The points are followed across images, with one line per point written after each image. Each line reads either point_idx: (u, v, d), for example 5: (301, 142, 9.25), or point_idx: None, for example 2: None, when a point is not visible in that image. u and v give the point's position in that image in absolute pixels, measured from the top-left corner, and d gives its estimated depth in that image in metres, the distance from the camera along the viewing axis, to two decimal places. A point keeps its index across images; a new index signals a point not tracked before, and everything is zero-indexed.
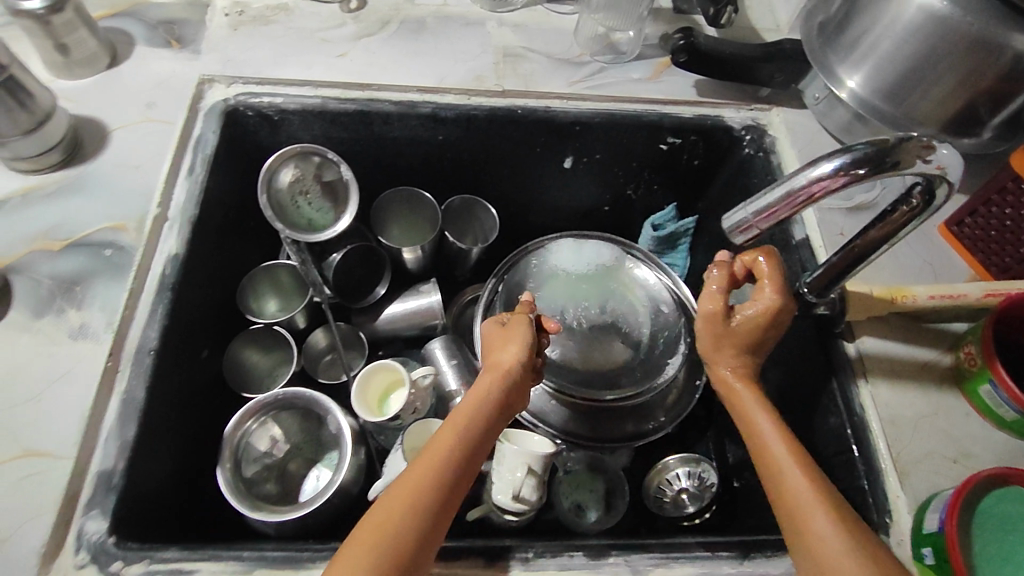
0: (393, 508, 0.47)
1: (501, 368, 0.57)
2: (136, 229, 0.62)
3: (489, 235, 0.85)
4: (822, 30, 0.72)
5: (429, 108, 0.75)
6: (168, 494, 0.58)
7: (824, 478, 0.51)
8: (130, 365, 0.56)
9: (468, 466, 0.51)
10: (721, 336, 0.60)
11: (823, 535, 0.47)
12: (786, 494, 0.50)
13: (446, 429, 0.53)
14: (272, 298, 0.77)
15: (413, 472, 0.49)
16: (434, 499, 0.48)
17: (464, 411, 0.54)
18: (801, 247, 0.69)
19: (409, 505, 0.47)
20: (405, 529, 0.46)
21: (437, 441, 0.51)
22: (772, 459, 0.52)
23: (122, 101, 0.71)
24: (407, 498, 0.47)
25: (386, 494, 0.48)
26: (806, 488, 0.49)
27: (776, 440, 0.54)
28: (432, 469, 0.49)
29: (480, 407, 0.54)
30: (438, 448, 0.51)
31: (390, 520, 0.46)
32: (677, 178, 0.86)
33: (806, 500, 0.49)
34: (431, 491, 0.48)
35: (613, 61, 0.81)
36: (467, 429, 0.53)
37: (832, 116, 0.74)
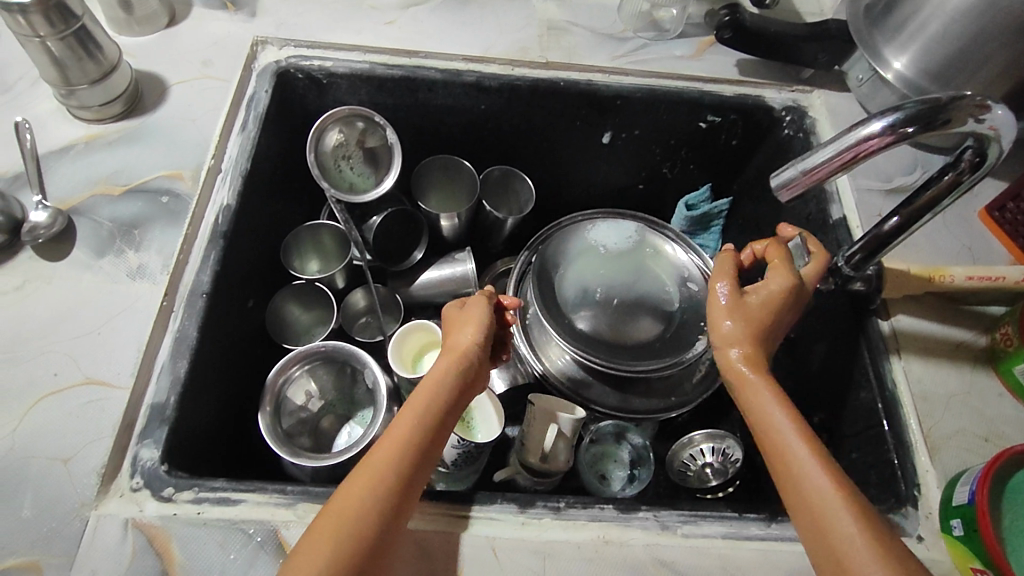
0: (346, 503, 0.46)
1: (456, 353, 0.56)
2: (192, 179, 0.65)
3: (525, 207, 0.86)
4: (869, 11, 0.72)
5: (473, 76, 0.77)
6: (214, 433, 0.60)
7: (841, 471, 0.47)
8: (184, 305, 0.58)
9: (423, 453, 0.50)
10: (735, 311, 0.57)
11: (842, 533, 0.44)
12: (803, 493, 0.47)
13: (403, 418, 0.51)
14: (314, 259, 0.80)
15: (366, 465, 0.48)
16: (390, 488, 0.47)
17: (420, 398, 0.52)
18: (838, 226, 0.69)
19: (364, 498, 0.46)
20: (359, 521, 0.45)
21: (392, 433, 0.50)
22: (784, 454, 0.49)
23: (180, 58, 0.73)
24: (360, 492, 0.46)
25: (341, 489, 0.47)
26: (823, 485, 0.46)
27: (793, 433, 0.50)
28: (388, 458, 0.48)
29: (435, 393, 0.53)
30: (393, 438, 0.49)
31: (342, 515, 0.45)
32: (714, 158, 0.86)
33: (822, 496, 0.46)
34: (389, 481, 0.47)
35: (655, 38, 0.82)
36: (420, 416, 0.51)
37: (875, 98, 0.74)
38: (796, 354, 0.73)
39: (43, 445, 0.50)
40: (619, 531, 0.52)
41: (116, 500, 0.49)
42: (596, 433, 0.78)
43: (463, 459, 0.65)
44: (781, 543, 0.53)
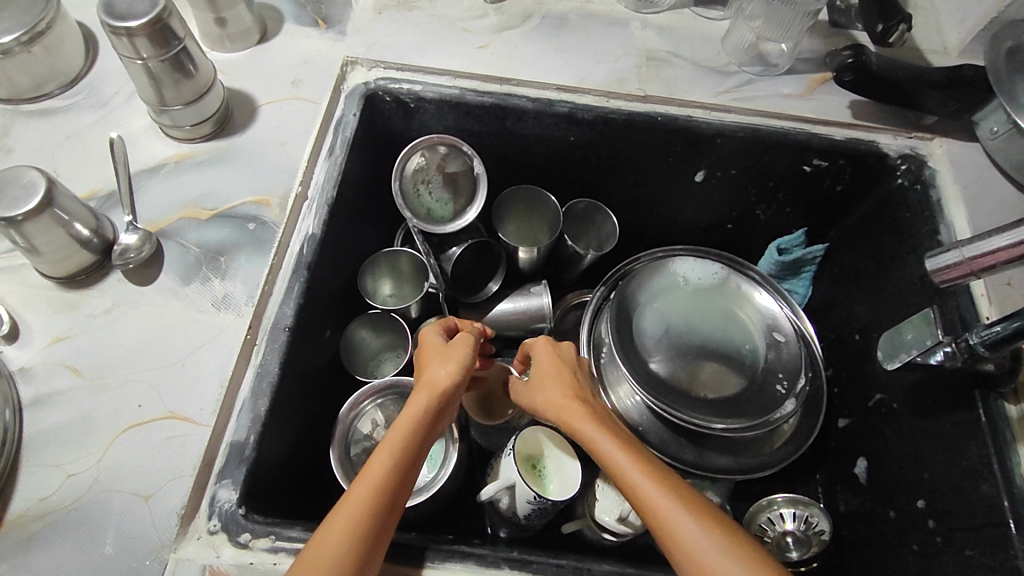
0: (324, 542, 0.43)
1: (435, 387, 0.53)
2: (279, 206, 0.64)
3: (607, 242, 0.82)
4: (1011, 56, 0.65)
5: (566, 107, 0.73)
6: (287, 469, 0.58)
7: (694, 499, 0.48)
8: (267, 339, 0.57)
9: (402, 483, 0.48)
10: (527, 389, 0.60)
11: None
12: (671, 534, 0.46)
13: (382, 450, 0.48)
14: (388, 283, 0.78)
15: (345, 500, 0.45)
16: (367, 519, 0.45)
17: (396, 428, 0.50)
18: (959, 292, 0.62)
19: (345, 535, 0.43)
20: (340, 558, 0.43)
21: (373, 464, 0.47)
22: (642, 497, 0.48)
23: (272, 78, 0.73)
24: (339, 532, 0.44)
25: (322, 527, 0.44)
26: (699, 534, 0.45)
27: (634, 469, 0.50)
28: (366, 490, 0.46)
29: (412, 422, 0.50)
30: (373, 472, 0.47)
31: (321, 555, 0.43)
32: (814, 203, 0.80)
33: (689, 536, 0.45)
34: (367, 516, 0.45)
35: (761, 73, 0.77)
36: (399, 445, 0.49)
37: (1008, 151, 0.67)
38: (899, 425, 0.67)
39: (125, 479, 0.50)
40: None
41: (194, 543, 0.48)
42: None
43: (535, 513, 0.63)
44: None
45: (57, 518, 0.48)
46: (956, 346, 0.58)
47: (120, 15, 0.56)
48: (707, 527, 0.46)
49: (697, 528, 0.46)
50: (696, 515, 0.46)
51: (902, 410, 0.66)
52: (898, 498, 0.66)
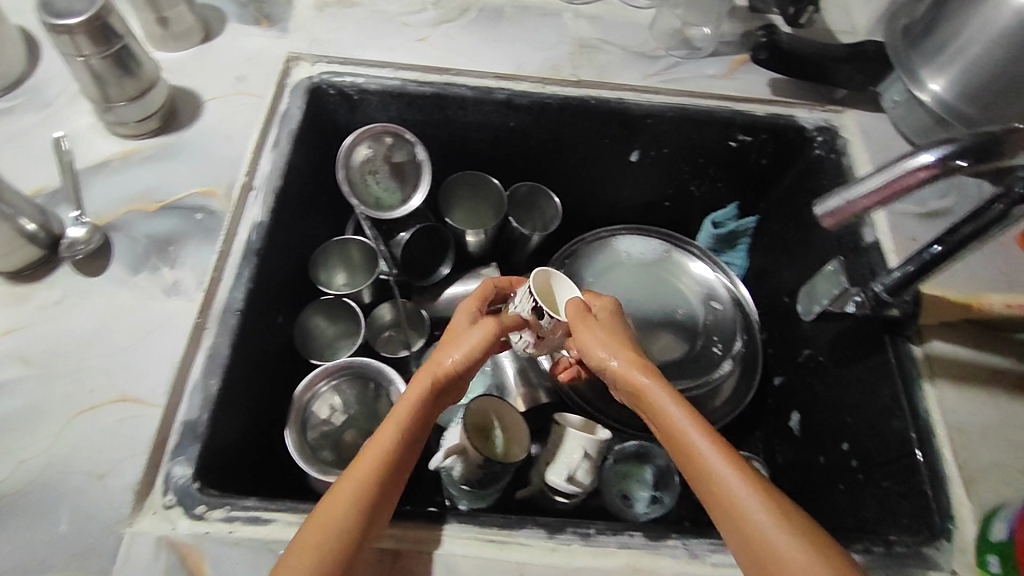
0: (331, 504, 0.46)
1: (442, 365, 0.55)
2: (226, 196, 0.66)
3: (551, 222, 0.86)
4: (907, 33, 0.71)
5: (504, 94, 0.77)
6: (242, 448, 0.60)
7: (741, 458, 0.49)
8: (217, 324, 0.59)
9: (402, 456, 0.51)
10: (581, 327, 0.59)
11: (768, 534, 0.45)
12: (735, 507, 0.47)
13: (387, 426, 0.51)
14: (340, 272, 0.80)
15: (352, 468, 0.49)
16: (373, 488, 0.48)
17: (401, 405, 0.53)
18: (870, 251, 0.68)
19: (350, 499, 0.46)
20: (347, 518, 0.46)
21: (378, 436, 0.50)
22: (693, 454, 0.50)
23: (215, 74, 0.74)
24: (344, 499, 0.47)
25: (330, 489, 0.48)
26: (748, 493, 0.47)
27: (692, 429, 0.51)
28: (371, 458, 0.49)
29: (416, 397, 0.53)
30: (378, 446, 0.50)
31: (326, 517, 0.46)
32: (743, 178, 0.85)
33: (733, 488, 0.47)
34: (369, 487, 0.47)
35: (687, 56, 0.81)
36: (404, 419, 0.52)
37: (911, 119, 0.73)
38: (825, 377, 0.72)
39: (79, 460, 0.51)
40: (648, 557, 0.52)
41: (150, 517, 0.50)
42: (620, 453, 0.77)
43: (487, 478, 0.65)
44: None
45: (11, 501, 0.49)
46: (864, 297, 0.63)
47: (58, 13, 0.57)
48: (750, 482, 0.47)
49: (741, 483, 0.47)
50: (742, 472, 0.48)
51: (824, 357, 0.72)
52: (825, 443, 0.71)
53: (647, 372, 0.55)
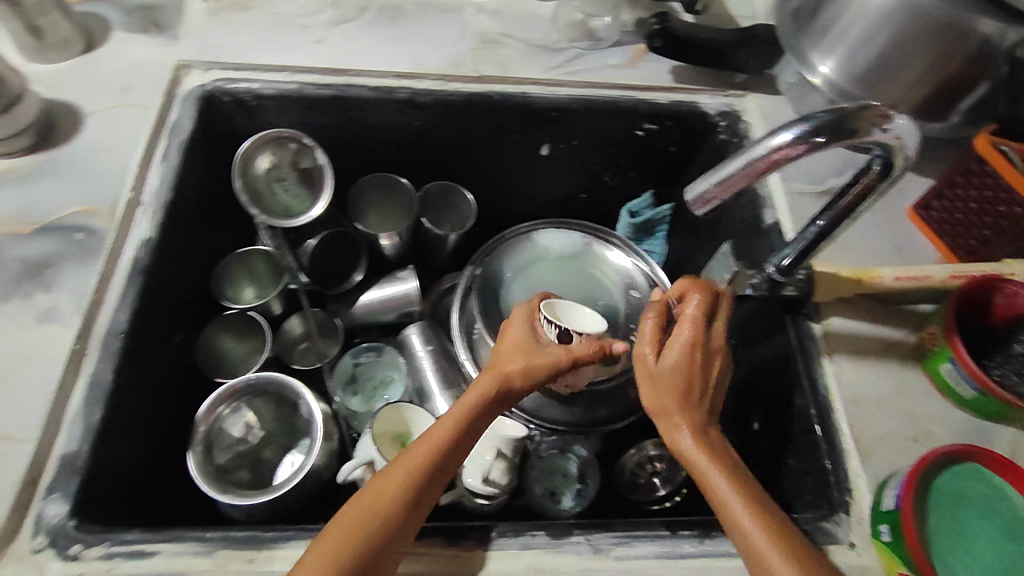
0: (370, 507, 0.49)
1: (497, 374, 0.59)
2: (108, 213, 0.64)
3: (466, 222, 0.86)
4: (797, 17, 0.72)
5: (406, 93, 0.75)
6: (125, 477, 0.58)
7: (768, 507, 0.49)
8: (100, 348, 0.58)
9: (443, 472, 0.53)
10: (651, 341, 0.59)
11: (778, 573, 0.45)
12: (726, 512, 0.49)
13: (442, 425, 0.55)
14: (248, 286, 0.79)
15: (394, 473, 0.51)
16: (408, 504, 0.50)
17: (448, 417, 0.56)
18: (771, 232, 0.69)
19: (394, 496, 0.50)
20: (377, 526, 0.48)
21: (430, 434, 0.54)
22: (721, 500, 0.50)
23: (97, 85, 0.71)
24: (386, 490, 0.50)
25: (370, 487, 0.51)
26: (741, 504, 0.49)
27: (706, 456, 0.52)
28: (414, 469, 0.51)
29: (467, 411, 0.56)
30: (427, 445, 0.53)
31: (358, 520, 0.48)
32: (654, 166, 0.86)
33: (754, 533, 0.47)
34: (410, 483, 0.51)
35: (590, 47, 0.81)
36: (454, 431, 0.54)
37: (805, 102, 0.74)
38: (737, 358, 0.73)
39: None
40: (550, 557, 0.52)
41: (16, 564, 0.48)
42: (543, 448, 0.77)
43: None
44: (715, 559, 0.53)
45: None
46: (760, 280, 0.63)
47: None
48: (767, 526, 0.48)
49: (760, 529, 0.47)
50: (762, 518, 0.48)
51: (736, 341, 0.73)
52: (738, 423, 0.72)
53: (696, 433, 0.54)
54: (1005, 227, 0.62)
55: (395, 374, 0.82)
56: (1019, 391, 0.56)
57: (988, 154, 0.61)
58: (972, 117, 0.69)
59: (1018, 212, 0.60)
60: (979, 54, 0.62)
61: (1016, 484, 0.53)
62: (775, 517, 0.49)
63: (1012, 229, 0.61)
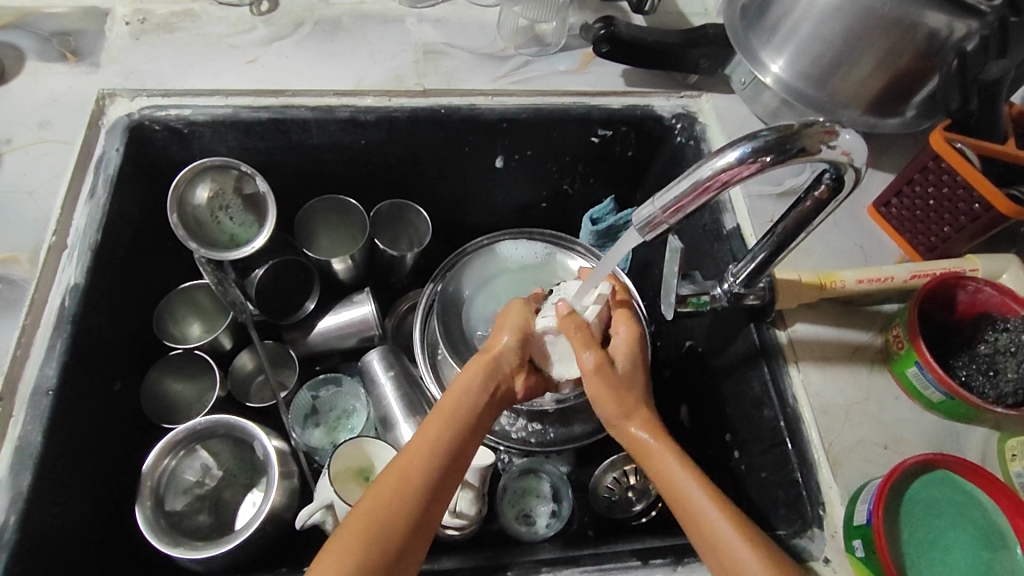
0: (378, 501, 0.48)
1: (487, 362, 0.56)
2: (30, 261, 0.60)
3: (423, 238, 0.83)
4: (745, 13, 0.70)
5: (347, 112, 0.72)
6: (67, 544, 0.56)
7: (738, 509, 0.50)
8: (25, 408, 0.54)
9: (454, 458, 0.51)
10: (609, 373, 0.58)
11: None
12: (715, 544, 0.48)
13: (435, 418, 0.52)
14: (195, 322, 0.76)
15: (399, 466, 0.50)
16: (420, 498, 0.49)
17: (449, 400, 0.53)
18: (732, 236, 0.67)
19: (398, 505, 0.48)
20: (391, 521, 0.47)
21: (430, 426, 0.52)
22: (688, 507, 0.50)
23: (12, 122, 0.67)
24: (393, 495, 0.48)
25: (377, 482, 0.49)
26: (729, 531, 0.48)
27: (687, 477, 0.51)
28: (421, 458, 0.50)
29: (470, 389, 0.54)
30: (428, 441, 0.51)
31: (366, 519, 0.47)
32: (612, 171, 0.83)
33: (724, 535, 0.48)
34: (417, 485, 0.49)
35: (538, 54, 0.78)
36: (461, 413, 0.53)
37: (759, 100, 0.73)
38: (705, 367, 0.73)
39: None
40: None
41: None
42: (514, 470, 0.75)
43: None
44: None
45: None
46: (721, 294, 0.60)
47: None
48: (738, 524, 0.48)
49: (734, 532, 0.48)
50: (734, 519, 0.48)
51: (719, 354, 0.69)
52: (712, 436, 0.71)
53: (656, 433, 0.54)
54: (965, 224, 0.61)
55: (359, 404, 0.79)
56: (986, 392, 0.55)
57: (942, 151, 0.59)
58: (927, 110, 0.68)
59: (977, 209, 0.59)
60: (929, 48, 0.61)
61: (989, 489, 0.52)
62: (749, 519, 0.49)
63: (971, 226, 0.60)
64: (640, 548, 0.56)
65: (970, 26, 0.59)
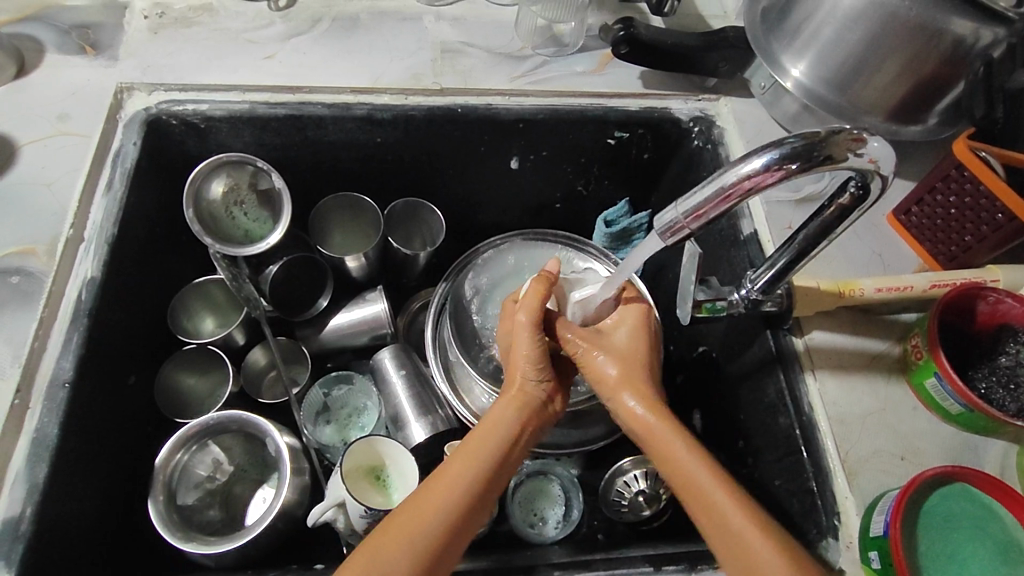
0: (390, 537, 0.46)
1: (524, 385, 0.56)
2: (47, 253, 0.60)
3: (436, 238, 0.83)
4: (765, 16, 0.70)
5: (363, 109, 0.72)
6: (81, 537, 0.56)
7: (733, 479, 0.51)
8: (42, 400, 0.54)
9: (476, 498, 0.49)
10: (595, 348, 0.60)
11: (757, 550, 0.47)
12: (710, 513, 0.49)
13: (465, 449, 0.51)
14: (208, 316, 0.76)
15: (419, 502, 0.48)
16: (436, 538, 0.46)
17: (478, 437, 0.52)
18: (749, 242, 0.67)
19: (418, 531, 0.46)
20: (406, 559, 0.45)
21: (459, 456, 0.51)
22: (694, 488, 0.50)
23: (30, 114, 0.67)
24: (417, 519, 0.47)
25: (403, 508, 0.48)
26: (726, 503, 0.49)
27: (688, 455, 0.52)
28: (443, 497, 0.48)
29: (499, 425, 0.54)
30: (456, 470, 0.50)
31: (374, 554, 0.45)
32: (627, 174, 0.83)
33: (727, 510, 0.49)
34: (444, 515, 0.47)
35: (555, 54, 0.78)
36: (498, 448, 0.52)
37: (779, 105, 0.72)
38: (719, 374, 0.72)
39: None
40: None
41: None
42: (526, 471, 0.74)
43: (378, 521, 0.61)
44: None
45: None
46: (738, 299, 0.59)
47: None
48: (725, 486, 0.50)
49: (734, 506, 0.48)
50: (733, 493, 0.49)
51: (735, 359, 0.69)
52: (726, 443, 0.71)
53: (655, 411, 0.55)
54: (987, 234, 0.60)
55: (369, 402, 0.79)
56: (1006, 405, 0.55)
57: (965, 159, 0.58)
58: (949, 117, 0.68)
59: (999, 219, 0.59)
60: (954, 55, 0.60)
61: (1008, 505, 0.52)
62: (755, 504, 0.49)
63: (993, 236, 0.60)
64: (654, 554, 0.56)
65: (996, 34, 0.58)
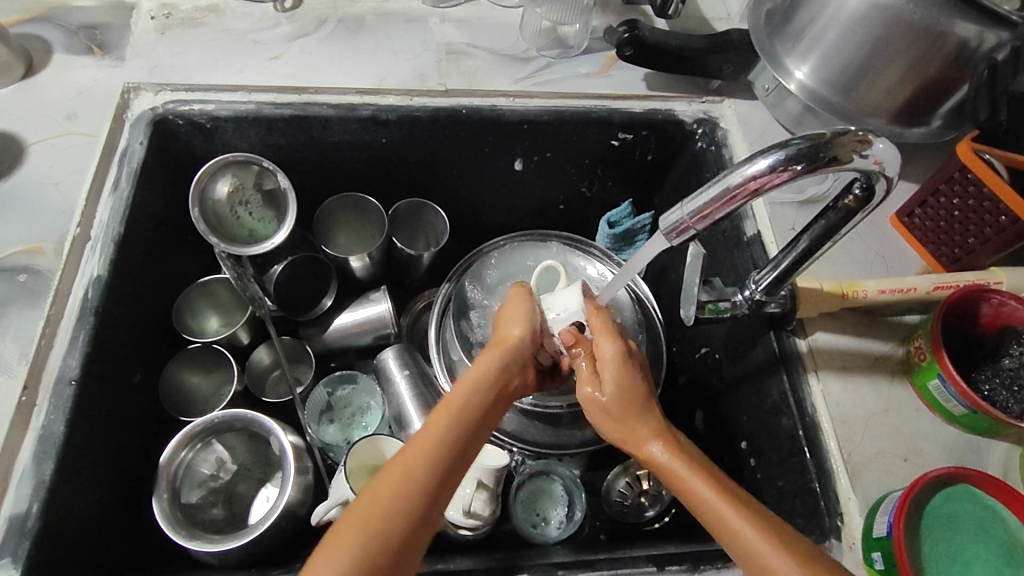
0: (378, 489, 0.44)
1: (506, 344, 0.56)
2: (54, 251, 0.60)
3: (440, 238, 0.83)
4: (770, 19, 0.70)
5: (369, 110, 0.72)
6: (86, 534, 0.56)
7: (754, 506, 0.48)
8: (49, 398, 0.55)
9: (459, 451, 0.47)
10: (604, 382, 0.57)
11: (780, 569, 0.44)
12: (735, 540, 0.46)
13: (447, 407, 0.49)
14: (212, 315, 0.76)
15: (408, 456, 0.46)
16: (420, 492, 0.44)
17: (460, 394, 0.50)
18: (752, 243, 0.67)
19: (408, 489, 0.44)
20: (392, 511, 0.43)
21: (440, 414, 0.48)
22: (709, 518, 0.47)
23: (38, 113, 0.67)
24: (407, 479, 0.44)
25: (389, 466, 0.45)
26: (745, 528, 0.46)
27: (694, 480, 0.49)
28: (424, 452, 0.46)
29: (482, 382, 0.52)
30: (441, 428, 0.47)
31: (365, 518, 0.43)
32: (631, 175, 0.83)
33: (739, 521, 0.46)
34: (437, 473, 0.45)
35: (560, 56, 0.78)
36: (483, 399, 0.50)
37: (782, 107, 0.72)
38: (722, 376, 0.73)
39: None
40: None
41: None
42: (526, 472, 0.74)
43: None
44: None
45: None
46: (742, 300, 0.59)
47: None
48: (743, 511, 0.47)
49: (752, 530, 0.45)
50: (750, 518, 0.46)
51: (738, 360, 0.69)
52: (729, 444, 0.71)
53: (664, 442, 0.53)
54: (990, 236, 0.60)
55: (373, 402, 0.79)
56: (1009, 407, 0.55)
57: (972, 164, 0.59)
58: (953, 120, 0.68)
59: (1004, 222, 0.59)
60: (958, 59, 0.60)
61: (1012, 507, 0.52)
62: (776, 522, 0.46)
63: (996, 238, 0.60)
64: (658, 554, 0.56)
65: (1000, 37, 0.58)
